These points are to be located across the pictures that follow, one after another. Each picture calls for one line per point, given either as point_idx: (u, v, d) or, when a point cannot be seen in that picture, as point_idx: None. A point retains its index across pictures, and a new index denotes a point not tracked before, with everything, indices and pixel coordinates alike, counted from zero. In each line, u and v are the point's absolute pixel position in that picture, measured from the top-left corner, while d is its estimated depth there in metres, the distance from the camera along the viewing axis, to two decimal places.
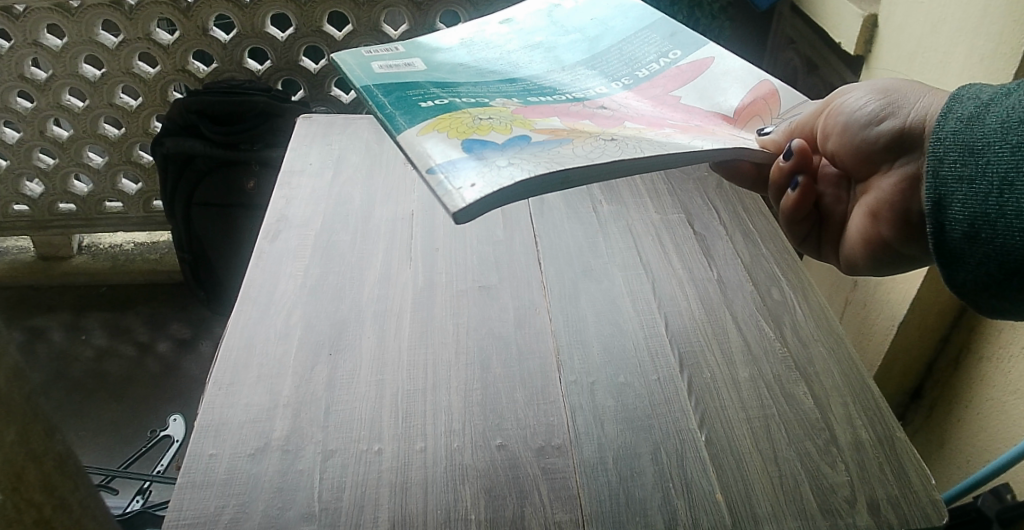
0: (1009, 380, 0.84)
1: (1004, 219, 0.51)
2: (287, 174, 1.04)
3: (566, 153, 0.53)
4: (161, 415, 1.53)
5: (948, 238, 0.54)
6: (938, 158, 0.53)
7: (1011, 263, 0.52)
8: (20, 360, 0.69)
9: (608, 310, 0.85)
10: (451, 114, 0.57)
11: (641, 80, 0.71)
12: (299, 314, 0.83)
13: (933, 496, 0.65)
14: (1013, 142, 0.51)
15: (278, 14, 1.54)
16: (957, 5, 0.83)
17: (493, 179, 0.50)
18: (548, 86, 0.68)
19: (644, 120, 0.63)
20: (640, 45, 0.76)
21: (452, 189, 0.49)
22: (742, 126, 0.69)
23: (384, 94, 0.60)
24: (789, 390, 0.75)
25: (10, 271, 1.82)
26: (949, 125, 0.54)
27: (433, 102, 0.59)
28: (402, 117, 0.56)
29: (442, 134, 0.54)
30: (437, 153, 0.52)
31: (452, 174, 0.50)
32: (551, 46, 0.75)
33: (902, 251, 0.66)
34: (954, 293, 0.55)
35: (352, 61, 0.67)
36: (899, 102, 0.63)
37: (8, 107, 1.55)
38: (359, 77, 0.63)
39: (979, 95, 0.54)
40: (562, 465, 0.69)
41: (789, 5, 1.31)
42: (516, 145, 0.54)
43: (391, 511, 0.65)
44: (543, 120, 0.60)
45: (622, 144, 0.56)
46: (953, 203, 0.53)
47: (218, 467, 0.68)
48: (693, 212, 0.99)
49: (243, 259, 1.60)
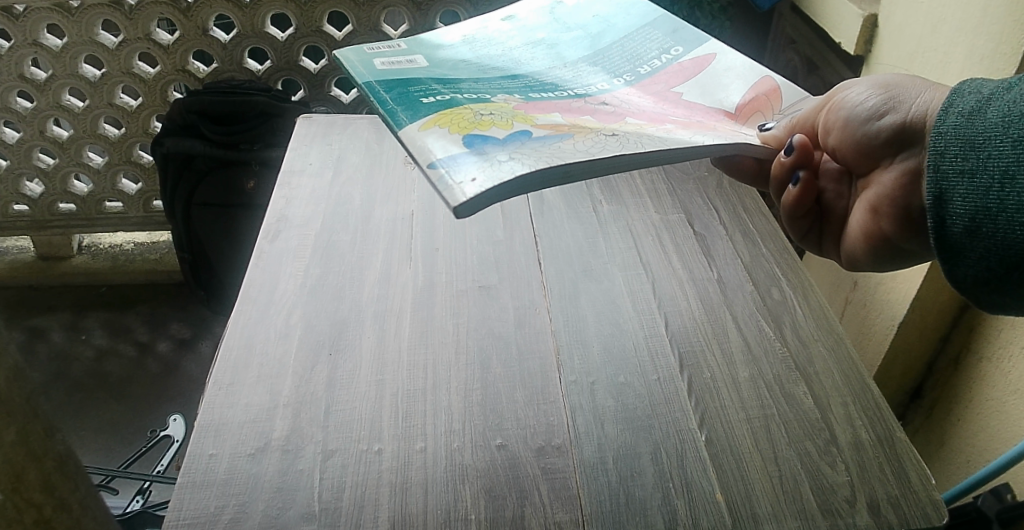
0: (1009, 380, 0.84)
1: (1005, 213, 0.51)
2: (287, 174, 1.04)
3: (567, 148, 0.53)
4: (161, 415, 1.53)
5: (949, 233, 0.54)
6: (940, 152, 0.53)
7: (1012, 258, 0.52)
8: (20, 360, 0.69)
9: (608, 310, 0.85)
10: (452, 110, 0.57)
11: (642, 76, 0.71)
12: (299, 314, 0.83)
13: (933, 496, 0.65)
14: (1014, 136, 0.51)
15: (278, 14, 1.54)
16: (958, 5, 0.83)
17: (494, 174, 0.50)
18: (549, 82, 0.68)
19: (645, 117, 0.63)
20: (642, 41, 0.76)
21: (453, 184, 0.49)
22: (743, 122, 0.69)
23: (386, 90, 0.60)
24: (789, 390, 0.75)
25: (10, 271, 1.82)
26: (950, 119, 0.54)
27: (434, 97, 0.59)
28: (403, 113, 0.56)
29: (444, 129, 0.54)
30: (438, 148, 0.52)
31: (453, 169, 0.50)
32: (552, 43, 0.75)
33: (903, 247, 0.66)
34: (955, 288, 0.55)
35: (354, 57, 0.67)
36: (900, 97, 0.64)
37: (8, 107, 1.55)
38: (360, 74, 0.63)
39: (979, 89, 0.54)
40: (562, 465, 0.69)
41: (789, 5, 1.31)
42: (517, 140, 0.54)
43: (391, 511, 0.65)
44: (544, 115, 0.60)
45: (624, 139, 0.56)
46: (954, 197, 0.53)
47: (218, 467, 0.68)
48: (693, 212, 0.99)
49: (243, 259, 1.60)
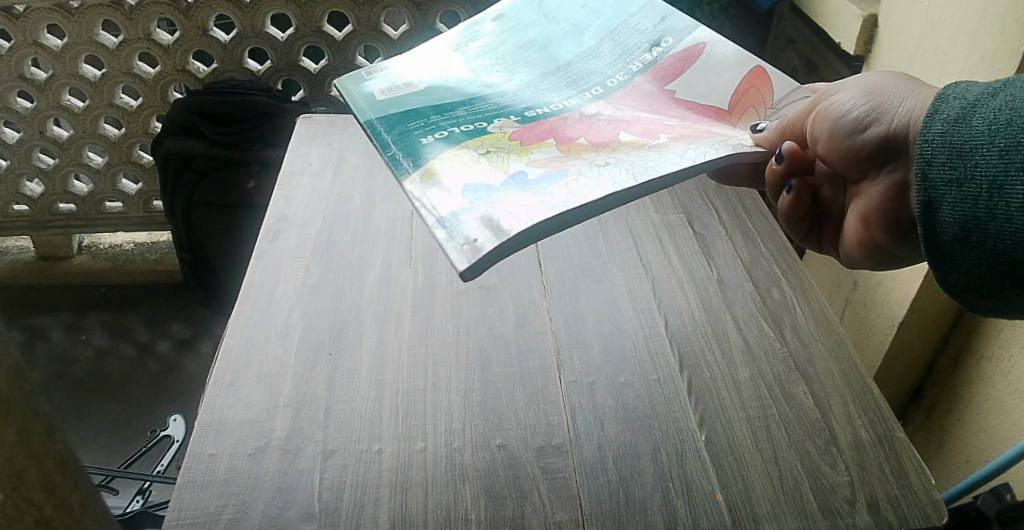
0: (1008, 381, 0.84)
1: (994, 222, 0.51)
2: (287, 175, 1.04)
3: (564, 190, 0.54)
4: (161, 416, 1.53)
5: (940, 240, 0.53)
6: (927, 162, 0.53)
7: (1002, 265, 0.52)
8: (20, 360, 0.69)
9: (608, 309, 0.85)
10: (451, 153, 0.58)
11: (635, 73, 0.72)
12: (299, 313, 0.83)
13: (933, 496, 0.65)
14: (1000, 145, 0.50)
15: (278, 14, 1.54)
16: (957, 5, 0.83)
17: (494, 231, 0.50)
18: (544, 92, 0.69)
19: (639, 128, 0.64)
20: (632, 33, 0.75)
21: (455, 245, 0.51)
22: (736, 122, 0.69)
23: (387, 131, 0.62)
24: (790, 391, 0.75)
25: (10, 271, 1.83)
26: (936, 126, 0.53)
27: (433, 136, 0.61)
28: (405, 160, 0.58)
29: (444, 179, 0.55)
30: (439, 204, 0.53)
31: (456, 229, 0.52)
32: (544, 43, 0.76)
33: (897, 255, 0.67)
34: (948, 294, 0.55)
35: (353, 87, 0.69)
36: (884, 107, 0.62)
37: (8, 107, 1.55)
38: (361, 109, 0.66)
39: (965, 94, 0.53)
40: (562, 464, 0.69)
41: (789, 6, 1.32)
42: (515, 185, 0.55)
43: (391, 511, 0.65)
44: (539, 146, 0.61)
45: (618, 168, 0.55)
46: (943, 206, 0.53)
47: (218, 466, 0.68)
48: (693, 212, 0.99)
49: (243, 259, 1.59)
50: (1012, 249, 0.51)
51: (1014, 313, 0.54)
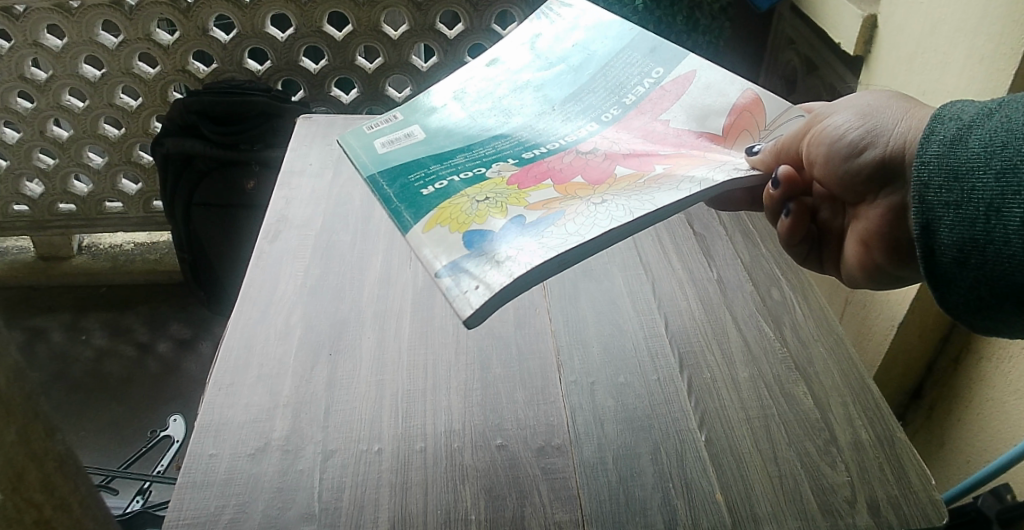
0: (1009, 381, 0.84)
1: (993, 245, 0.50)
2: (287, 174, 1.04)
3: (561, 232, 0.53)
4: (161, 416, 1.52)
5: (939, 262, 0.52)
6: (923, 184, 0.52)
7: (1002, 287, 0.51)
8: (20, 360, 0.69)
9: (608, 309, 0.85)
10: (451, 201, 0.59)
11: (628, 107, 0.72)
12: (299, 313, 0.83)
13: (933, 496, 0.65)
14: (997, 168, 0.49)
15: (278, 13, 1.54)
16: (957, 4, 0.82)
17: (497, 276, 0.50)
18: (543, 132, 0.70)
19: (636, 161, 0.64)
20: (624, 67, 0.76)
21: (459, 293, 0.50)
22: (732, 146, 0.68)
23: (389, 184, 0.62)
24: (789, 390, 0.75)
25: (10, 271, 1.83)
26: (932, 147, 0.52)
27: (432, 187, 0.61)
28: (407, 212, 0.58)
29: (445, 228, 0.56)
30: (440, 254, 0.53)
31: (458, 278, 0.51)
32: (539, 84, 0.76)
33: (899, 275, 0.66)
34: (948, 314, 0.54)
35: (356, 142, 0.71)
36: (877, 130, 0.61)
37: (8, 107, 1.55)
38: (364, 163, 0.67)
39: (960, 115, 0.52)
40: (562, 465, 0.69)
41: (789, 5, 1.32)
42: (514, 231, 0.55)
43: (391, 511, 0.65)
44: (536, 189, 0.61)
45: (614, 205, 0.55)
46: (941, 228, 0.52)
47: (218, 467, 0.68)
48: (693, 212, 0.99)
49: (243, 260, 1.59)
50: (1012, 271, 0.50)
51: (1015, 334, 0.53)
